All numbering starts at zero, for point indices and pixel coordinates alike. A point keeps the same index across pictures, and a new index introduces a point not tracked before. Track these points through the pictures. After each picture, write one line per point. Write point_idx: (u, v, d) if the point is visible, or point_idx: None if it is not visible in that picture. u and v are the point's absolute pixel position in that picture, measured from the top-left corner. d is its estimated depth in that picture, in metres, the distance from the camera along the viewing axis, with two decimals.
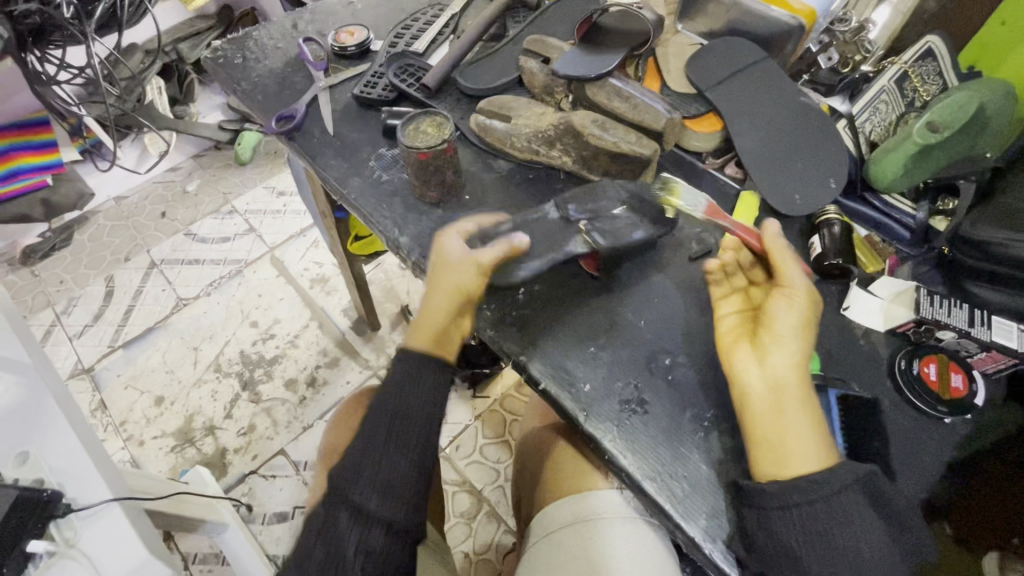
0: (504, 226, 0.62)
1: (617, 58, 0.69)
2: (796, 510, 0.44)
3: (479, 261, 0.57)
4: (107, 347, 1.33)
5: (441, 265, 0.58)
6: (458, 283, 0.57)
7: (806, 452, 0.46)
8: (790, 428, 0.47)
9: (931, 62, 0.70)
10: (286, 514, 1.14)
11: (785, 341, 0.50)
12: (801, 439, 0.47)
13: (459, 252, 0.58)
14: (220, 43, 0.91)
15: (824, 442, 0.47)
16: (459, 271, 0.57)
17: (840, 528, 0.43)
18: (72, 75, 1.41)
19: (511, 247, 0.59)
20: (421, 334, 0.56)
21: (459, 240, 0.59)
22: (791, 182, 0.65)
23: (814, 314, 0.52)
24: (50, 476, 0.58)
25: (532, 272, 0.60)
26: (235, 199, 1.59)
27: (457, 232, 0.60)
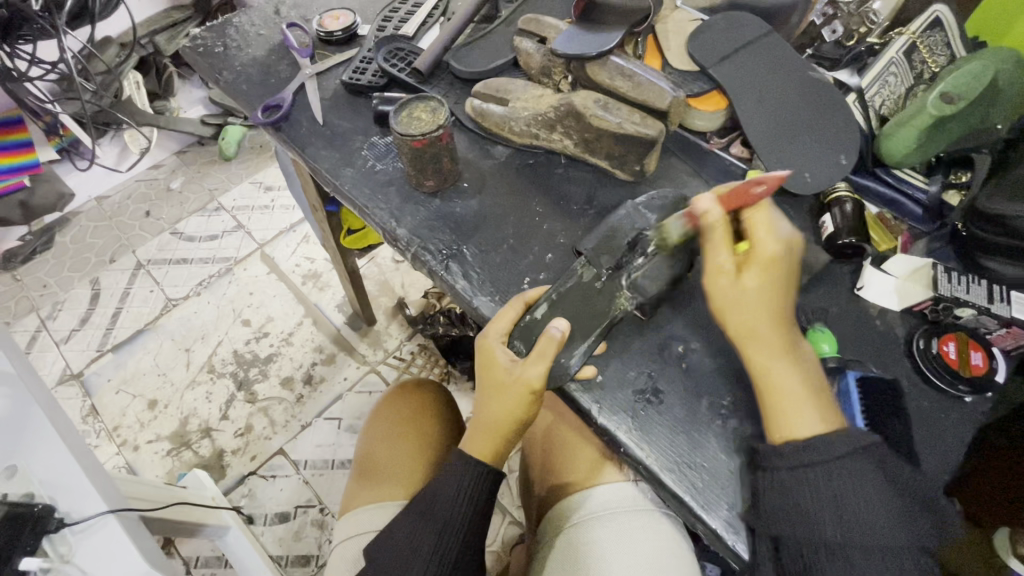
0: (542, 309, 0.55)
1: (617, 35, 0.67)
2: (802, 471, 0.44)
3: (532, 386, 0.52)
4: (96, 351, 1.29)
5: (491, 384, 0.54)
6: (510, 401, 0.53)
7: (807, 417, 0.47)
8: (767, 392, 0.48)
9: (938, 33, 0.68)
10: (287, 515, 1.11)
11: (734, 322, 0.50)
12: (796, 410, 0.47)
13: (505, 371, 0.53)
14: (200, 31, 0.87)
15: (823, 410, 0.47)
16: (509, 396, 0.53)
17: (850, 489, 0.43)
18: (45, 71, 1.35)
19: (556, 339, 0.52)
20: (481, 454, 0.56)
21: (502, 347, 0.54)
22: (802, 159, 0.63)
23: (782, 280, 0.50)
24: (41, 490, 0.54)
25: (586, 352, 0.53)
26: (221, 195, 1.54)
27: (498, 337, 0.54)
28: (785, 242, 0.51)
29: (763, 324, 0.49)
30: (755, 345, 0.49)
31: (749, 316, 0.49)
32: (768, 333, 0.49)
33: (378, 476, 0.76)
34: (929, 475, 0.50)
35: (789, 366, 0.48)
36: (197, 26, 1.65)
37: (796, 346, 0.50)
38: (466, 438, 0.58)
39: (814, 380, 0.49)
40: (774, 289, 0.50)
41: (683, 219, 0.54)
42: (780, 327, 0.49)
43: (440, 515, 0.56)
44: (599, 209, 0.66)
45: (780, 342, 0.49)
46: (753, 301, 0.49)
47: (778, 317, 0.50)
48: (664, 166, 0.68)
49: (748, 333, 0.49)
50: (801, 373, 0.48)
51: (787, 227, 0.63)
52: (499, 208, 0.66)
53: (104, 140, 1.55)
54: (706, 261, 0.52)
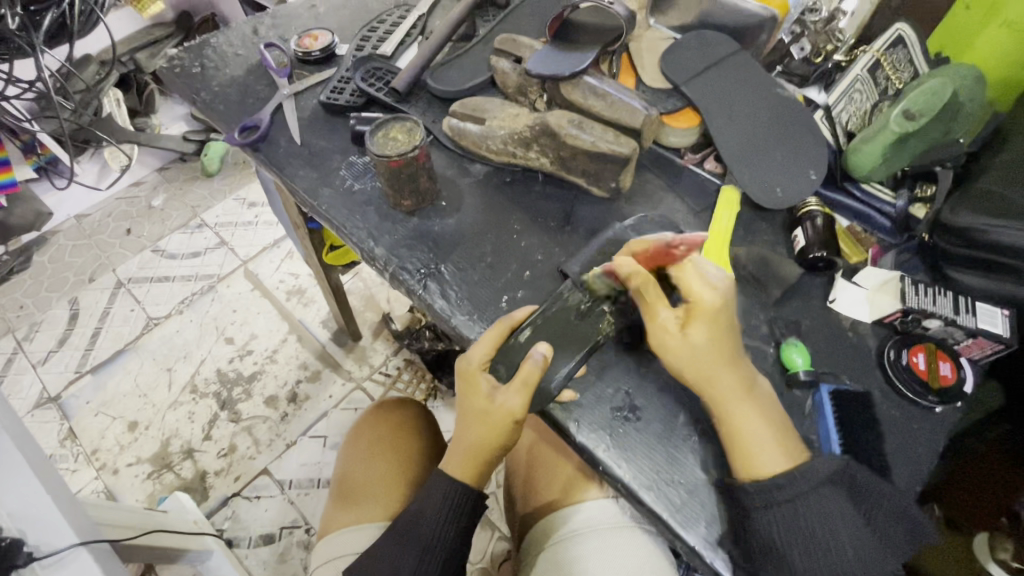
0: (526, 333, 0.54)
1: (591, 55, 0.68)
2: (778, 509, 0.46)
3: (516, 416, 0.51)
4: (74, 373, 1.27)
5: (473, 409, 0.53)
6: (492, 427, 0.52)
7: (768, 455, 0.48)
8: (733, 435, 0.49)
9: (901, 50, 0.70)
10: (272, 536, 1.09)
11: (692, 373, 0.50)
12: (758, 445, 0.48)
13: (488, 398, 0.52)
14: (177, 51, 0.86)
15: (784, 442, 0.48)
16: (490, 422, 0.52)
17: (817, 523, 0.45)
18: (22, 90, 1.34)
19: (539, 365, 0.51)
20: (461, 476, 0.56)
21: (484, 373, 0.53)
22: (771, 175, 0.64)
23: (723, 334, 0.51)
24: (9, 522, 0.52)
25: (568, 374, 0.53)
26: (203, 212, 1.53)
27: (481, 362, 0.53)
28: (721, 289, 0.52)
29: (722, 373, 0.50)
30: (715, 388, 0.49)
31: (703, 367, 0.50)
32: (724, 376, 0.50)
33: (357, 499, 0.75)
34: (903, 486, 0.51)
35: (749, 407, 0.49)
36: (178, 44, 1.64)
37: (754, 385, 0.51)
38: (446, 459, 0.57)
39: (774, 414, 0.50)
40: (719, 334, 0.50)
41: (607, 274, 0.56)
42: (734, 370, 0.50)
43: (419, 538, 0.55)
44: (577, 225, 0.66)
45: (738, 384, 0.50)
46: (701, 351, 0.50)
47: (730, 361, 0.50)
48: (639, 182, 0.69)
49: (707, 381, 0.50)
50: (763, 415, 0.49)
51: (760, 241, 0.64)
52: (477, 225, 0.67)
53: (83, 159, 1.52)
54: (651, 325, 0.52)
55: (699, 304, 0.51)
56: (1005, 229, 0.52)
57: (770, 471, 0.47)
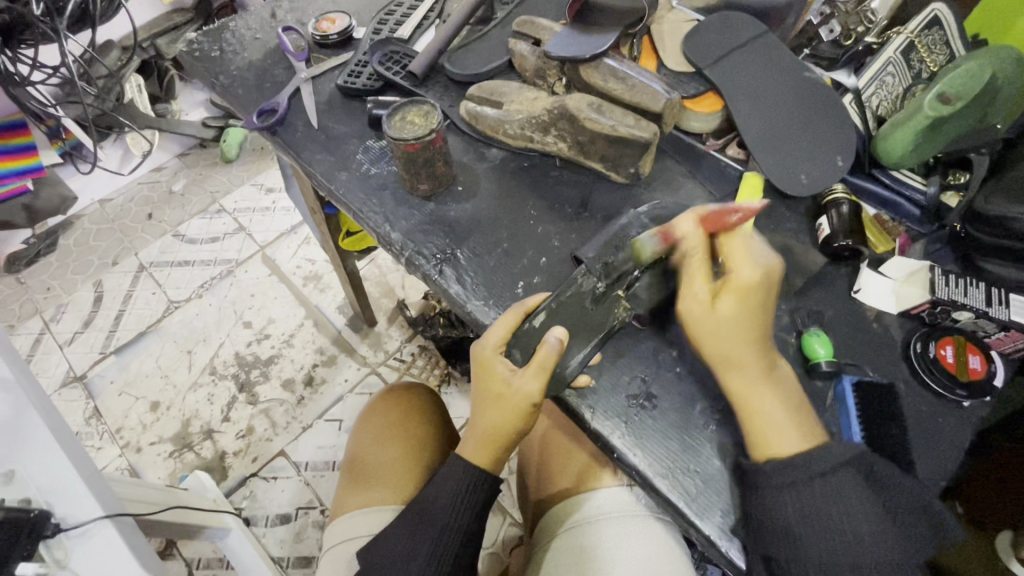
0: (541, 317, 0.54)
1: (611, 37, 0.66)
2: (797, 493, 0.45)
3: (534, 401, 0.51)
4: (99, 353, 1.30)
5: (491, 394, 0.53)
6: (509, 412, 0.52)
7: (785, 436, 0.47)
8: (750, 418, 0.48)
9: (936, 32, 0.67)
10: (288, 516, 1.12)
11: (716, 349, 0.49)
12: (773, 424, 0.47)
13: (505, 383, 0.52)
14: (196, 35, 0.87)
15: (802, 426, 0.47)
16: (508, 407, 0.52)
17: (837, 510, 0.43)
18: (47, 75, 1.34)
19: (556, 350, 0.50)
20: (479, 460, 0.56)
21: (501, 358, 0.52)
22: (795, 161, 0.63)
23: (762, 310, 0.49)
24: (37, 495, 0.53)
25: (581, 362, 0.53)
26: (223, 197, 1.55)
27: (497, 347, 0.53)
28: (763, 269, 0.50)
29: (746, 347, 0.48)
30: (738, 368, 0.48)
31: (726, 344, 0.48)
32: (748, 356, 0.48)
33: (368, 482, 0.76)
34: (927, 481, 0.49)
35: (768, 387, 0.48)
36: (197, 29, 1.64)
37: (774, 369, 0.49)
38: (463, 445, 0.57)
39: (793, 400, 0.48)
40: (750, 311, 0.49)
41: (657, 237, 0.55)
42: (759, 351, 0.49)
43: (432, 521, 0.56)
44: (595, 212, 0.65)
45: (760, 366, 0.49)
46: (729, 323, 0.48)
47: (758, 339, 0.49)
48: (659, 168, 0.68)
49: (729, 358, 0.49)
50: (782, 398, 0.48)
51: (782, 229, 0.63)
52: (494, 211, 0.66)
53: (107, 143, 1.57)
54: (683, 292, 0.51)
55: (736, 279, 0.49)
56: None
57: (786, 452, 0.46)
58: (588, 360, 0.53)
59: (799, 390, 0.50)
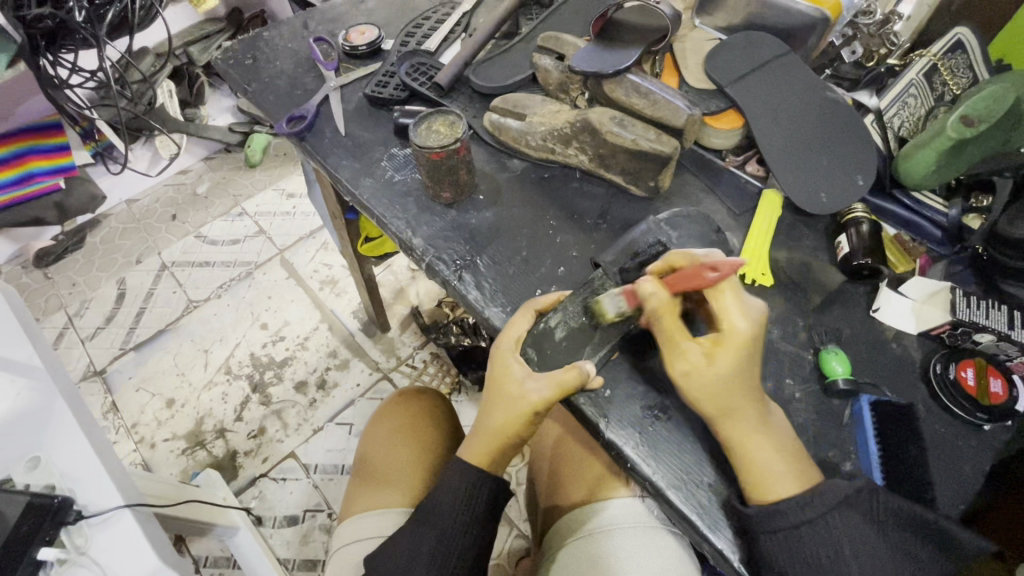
0: (555, 318, 0.56)
1: (634, 54, 0.67)
2: (781, 525, 0.45)
3: (532, 402, 0.51)
4: (119, 349, 1.33)
5: (495, 391, 0.54)
6: (514, 418, 0.53)
7: (783, 477, 0.46)
8: (745, 464, 0.47)
9: (961, 55, 0.68)
10: (296, 518, 1.12)
11: (709, 407, 0.47)
12: (766, 471, 0.46)
13: (515, 384, 0.52)
14: (231, 43, 0.90)
15: (797, 468, 0.47)
16: (514, 410, 0.52)
17: (820, 536, 0.44)
18: (84, 79, 1.37)
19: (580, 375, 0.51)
20: (474, 459, 0.56)
21: (515, 355, 0.54)
22: (817, 179, 0.63)
23: (753, 370, 0.47)
24: (61, 482, 0.54)
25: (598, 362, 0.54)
26: (245, 201, 1.58)
27: (511, 345, 0.54)
28: (752, 322, 0.48)
29: (741, 406, 0.47)
30: (737, 422, 0.47)
31: (725, 400, 0.47)
32: (743, 404, 0.47)
33: (379, 482, 0.77)
34: (946, 505, 0.49)
35: (762, 438, 0.47)
36: (229, 38, 1.66)
37: (768, 416, 0.48)
38: (467, 441, 0.57)
39: (788, 444, 0.47)
40: (747, 364, 0.47)
41: (620, 298, 0.54)
42: (752, 402, 0.47)
43: (440, 524, 0.56)
44: (613, 223, 0.66)
45: (752, 411, 0.47)
46: (726, 382, 0.47)
47: (751, 392, 0.47)
48: (678, 183, 0.68)
49: (724, 413, 0.47)
50: (776, 444, 0.47)
51: (802, 246, 0.63)
52: (513, 220, 0.67)
53: (137, 145, 1.58)
54: (670, 352, 0.49)
55: (730, 336, 0.47)
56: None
57: (783, 493, 0.45)
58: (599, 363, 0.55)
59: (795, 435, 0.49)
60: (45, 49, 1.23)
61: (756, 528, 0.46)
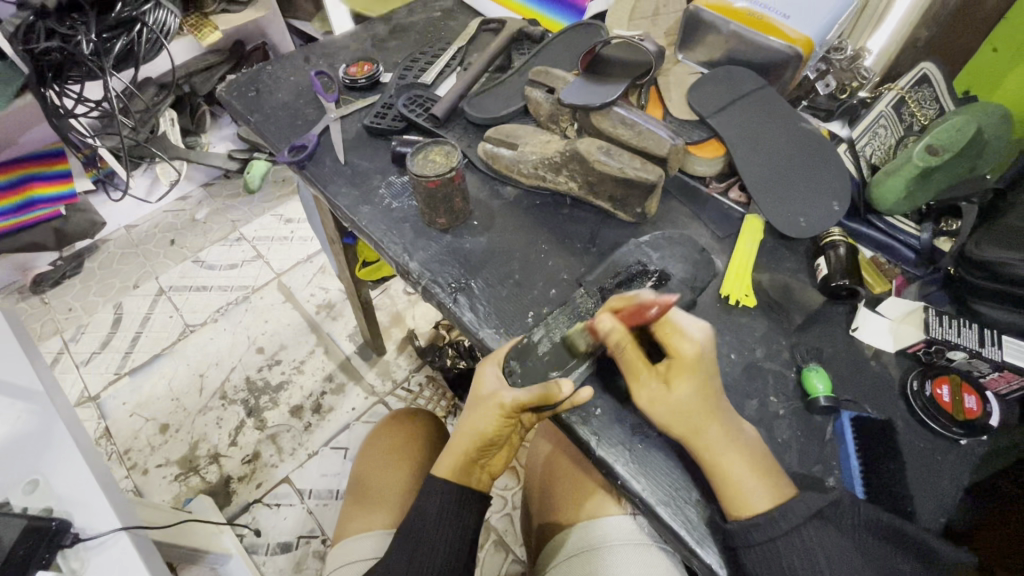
0: (540, 334, 0.59)
1: (620, 88, 0.71)
2: (766, 538, 0.46)
3: (503, 401, 0.53)
4: (114, 374, 1.33)
5: (473, 399, 0.57)
6: (483, 423, 0.55)
7: (756, 492, 0.47)
8: (720, 482, 0.49)
9: (927, 88, 0.72)
10: (289, 545, 1.11)
11: (677, 428, 0.50)
12: (739, 487, 0.48)
13: (488, 388, 0.55)
14: (234, 76, 0.93)
15: (770, 481, 0.48)
16: (484, 412, 0.55)
17: (805, 546, 0.45)
18: (89, 108, 1.40)
19: (545, 393, 0.52)
20: (448, 472, 0.58)
21: (495, 366, 0.56)
22: (795, 205, 0.66)
23: (713, 391, 0.50)
24: (59, 505, 0.54)
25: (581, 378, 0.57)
26: (243, 226, 1.61)
27: (494, 360, 0.57)
28: (698, 346, 0.50)
29: (705, 424, 0.49)
30: (706, 441, 0.49)
31: (691, 420, 0.49)
32: (708, 423, 0.49)
33: (371, 503, 0.77)
34: (928, 519, 0.50)
35: (734, 452, 0.49)
36: (230, 70, 1.68)
37: (737, 429, 0.50)
38: (443, 454, 0.59)
39: (758, 457, 0.49)
40: (705, 386, 0.50)
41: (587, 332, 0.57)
42: (716, 418, 0.49)
43: (421, 543, 0.57)
44: (602, 247, 0.69)
45: (716, 427, 0.49)
46: (687, 403, 0.49)
47: (712, 409, 0.49)
48: (664, 208, 0.71)
49: (693, 433, 0.49)
50: (746, 457, 0.49)
51: (783, 268, 0.66)
52: (506, 245, 0.70)
53: (137, 173, 1.61)
54: (634, 386, 0.52)
55: (679, 364, 0.50)
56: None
57: (757, 509, 0.47)
58: (580, 381, 0.57)
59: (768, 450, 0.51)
60: (52, 81, 1.26)
61: (741, 542, 0.47)
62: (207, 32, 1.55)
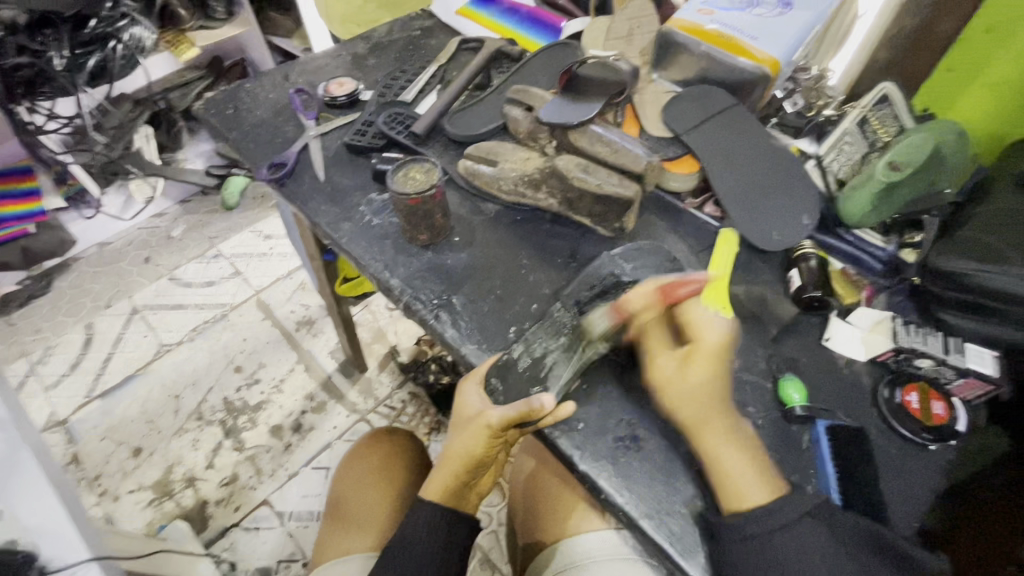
0: (519, 349, 0.59)
1: (595, 108, 0.73)
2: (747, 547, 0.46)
3: (489, 421, 0.53)
4: (84, 397, 1.29)
5: (458, 420, 0.56)
6: (470, 446, 0.55)
7: (752, 487, 0.49)
8: (721, 475, 0.50)
9: (886, 107, 0.75)
10: (268, 570, 1.08)
11: (684, 416, 0.52)
12: (737, 479, 0.49)
13: (472, 410, 0.55)
14: (212, 94, 0.93)
15: (765, 478, 0.50)
16: (470, 434, 0.54)
17: (786, 555, 0.46)
18: (60, 125, 1.37)
19: (527, 407, 0.52)
20: (435, 495, 0.58)
21: (477, 387, 0.57)
22: (768, 220, 0.68)
23: (723, 381, 0.53)
24: (25, 536, 0.51)
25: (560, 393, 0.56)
26: (221, 243, 1.59)
27: (475, 380, 0.57)
28: (723, 335, 0.54)
29: (710, 415, 0.52)
30: (707, 430, 0.51)
31: (697, 410, 0.52)
32: (712, 415, 0.52)
33: (353, 526, 0.76)
34: (903, 525, 0.51)
35: (733, 446, 0.51)
36: (208, 85, 1.66)
37: (735, 426, 0.52)
38: (429, 477, 0.59)
39: (754, 453, 0.51)
40: (716, 377, 0.53)
41: (607, 316, 0.58)
42: (722, 411, 0.52)
43: (407, 566, 0.56)
44: (582, 262, 0.70)
45: (721, 419, 0.52)
46: (699, 391, 0.52)
47: (720, 401, 0.52)
48: (642, 224, 0.73)
49: (700, 422, 0.51)
50: (744, 451, 0.51)
51: (758, 281, 0.67)
52: (488, 261, 0.70)
53: (111, 190, 1.58)
54: (653, 364, 0.55)
55: (703, 346, 0.54)
56: (1008, 276, 0.54)
57: (755, 502, 0.49)
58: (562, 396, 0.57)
59: (762, 449, 0.53)
60: (21, 96, 1.24)
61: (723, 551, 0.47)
62: (185, 49, 1.54)
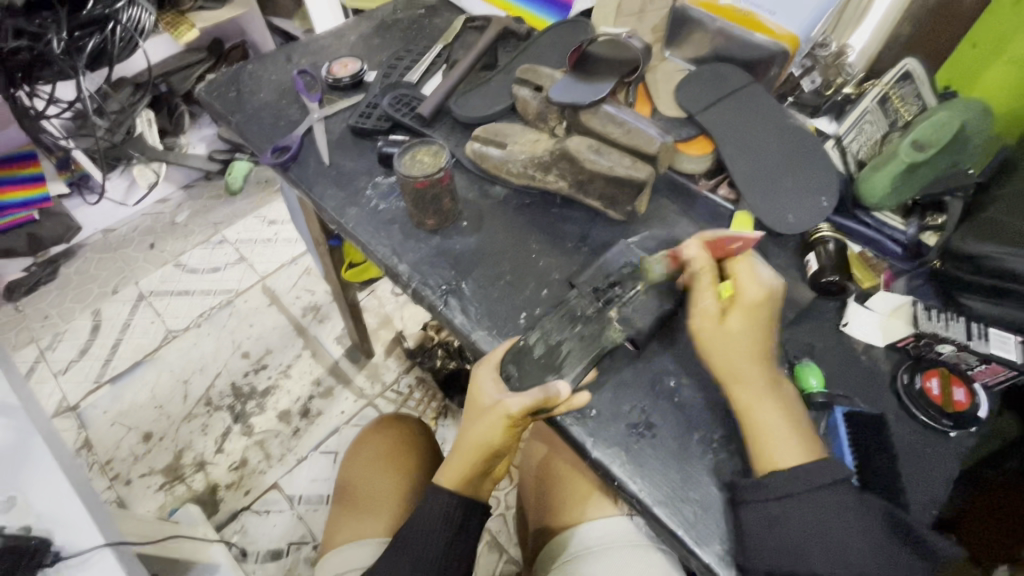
0: (534, 336, 0.58)
1: (608, 85, 0.70)
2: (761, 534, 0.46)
3: (509, 411, 0.52)
4: (93, 383, 1.29)
5: (474, 408, 0.56)
6: (486, 434, 0.54)
7: (787, 447, 0.49)
8: (752, 427, 0.51)
9: (909, 84, 0.72)
10: (279, 552, 1.10)
11: (724, 367, 0.53)
12: (771, 437, 0.49)
13: (489, 398, 0.55)
14: (213, 76, 0.91)
15: (806, 443, 0.49)
16: (486, 422, 0.54)
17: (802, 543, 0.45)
18: (61, 110, 1.35)
19: (546, 396, 0.52)
20: (450, 482, 0.57)
21: (494, 375, 0.56)
22: (785, 201, 0.66)
23: (768, 339, 0.53)
24: (38, 523, 0.52)
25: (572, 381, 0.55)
26: (225, 228, 1.58)
27: (491, 367, 0.56)
28: (767, 289, 0.55)
29: (747, 368, 0.52)
30: (742, 383, 0.52)
31: (735, 358, 0.52)
32: (750, 370, 0.52)
33: (363, 511, 0.76)
34: (921, 512, 0.51)
35: (772, 405, 0.51)
36: (209, 68, 1.63)
37: (778, 386, 0.52)
38: (444, 462, 0.59)
39: (797, 417, 0.51)
40: (759, 327, 0.53)
41: (667, 259, 0.60)
42: (765, 368, 0.52)
43: (419, 552, 0.56)
44: (593, 246, 0.69)
45: (761, 376, 0.52)
46: (738, 340, 0.53)
47: (762, 357, 0.52)
48: (655, 207, 0.71)
49: (733, 373, 0.52)
50: (785, 413, 0.51)
51: (773, 265, 0.66)
52: (497, 245, 0.69)
53: (114, 175, 1.56)
54: (695, 306, 0.56)
55: (747, 298, 0.54)
56: None
57: (786, 464, 0.48)
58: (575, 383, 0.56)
59: (806, 414, 0.52)
60: (20, 81, 1.21)
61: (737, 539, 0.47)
62: (185, 31, 1.51)
